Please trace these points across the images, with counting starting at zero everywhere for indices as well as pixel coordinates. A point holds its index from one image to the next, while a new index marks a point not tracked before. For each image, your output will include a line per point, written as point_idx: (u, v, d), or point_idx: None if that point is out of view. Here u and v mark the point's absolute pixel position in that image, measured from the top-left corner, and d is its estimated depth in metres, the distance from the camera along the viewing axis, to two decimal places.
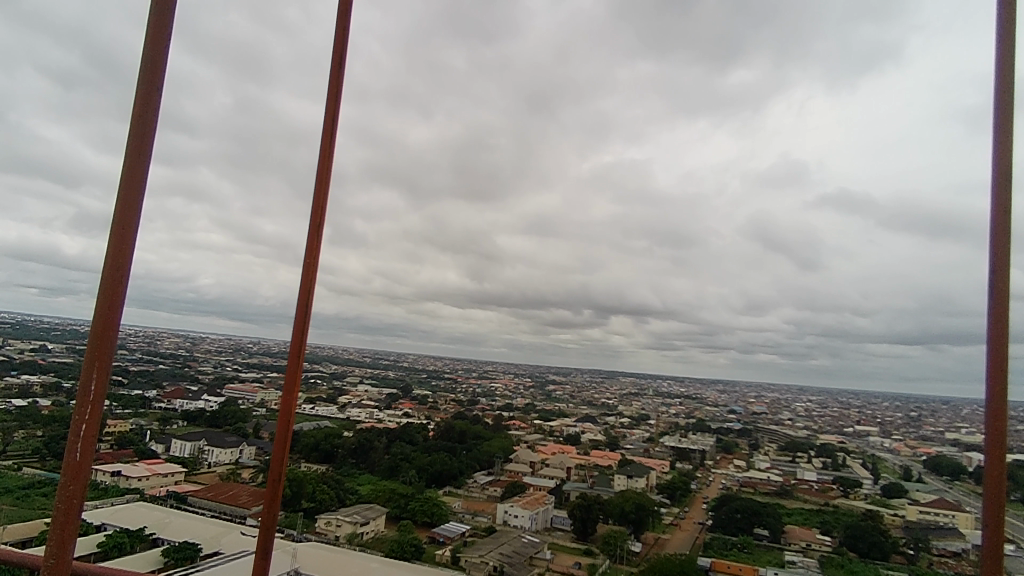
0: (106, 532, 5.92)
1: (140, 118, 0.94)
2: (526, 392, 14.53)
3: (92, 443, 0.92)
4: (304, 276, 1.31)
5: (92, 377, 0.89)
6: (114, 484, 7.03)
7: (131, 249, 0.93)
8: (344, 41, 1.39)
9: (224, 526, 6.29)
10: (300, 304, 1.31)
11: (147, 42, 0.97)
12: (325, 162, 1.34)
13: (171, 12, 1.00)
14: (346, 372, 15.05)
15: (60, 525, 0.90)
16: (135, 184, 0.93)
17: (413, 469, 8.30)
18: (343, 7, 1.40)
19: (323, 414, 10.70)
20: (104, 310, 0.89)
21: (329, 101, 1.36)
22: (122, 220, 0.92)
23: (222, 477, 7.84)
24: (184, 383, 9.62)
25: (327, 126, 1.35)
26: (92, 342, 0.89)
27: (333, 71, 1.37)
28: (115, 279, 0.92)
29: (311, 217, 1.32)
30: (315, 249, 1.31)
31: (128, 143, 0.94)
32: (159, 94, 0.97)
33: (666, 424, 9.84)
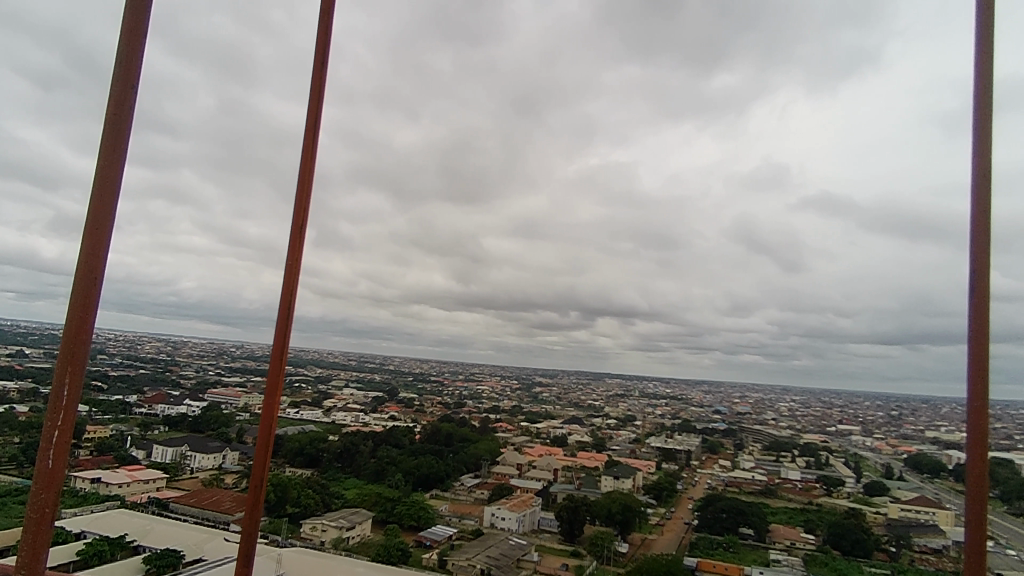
0: (86, 540, 5.78)
1: (114, 116, 0.93)
2: (513, 394, 14.50)
3: (66, 449, 0.90)
4: (286, 277, 1.29)
5: (65, 382, 0.87)
6: (93, 492, 6.89)
7: (105, 251, 0.91)
8: (327, 39, 1.38)
9: (206, 533, 6.21)
10: (282, 305, 1.29)
11: (123, 39, 0.95)
12: (308, 162, 1.33)
13: (148, 8, 0.99)
14: (331, 376, 14.93)
15: (32, 535, 0.88)
16: (109, 186, 0.91)
17: (399, 473, 8.26)
18: (326, 4, 1.39)
19: (307, 418, 10.60)
20: (77, 312, 0.88)
21: (311, 99, 1.35)
22: (96, 222, 0.90)
23: (205, 482, 7.76)
24: (166, 388, 9.50)
25: (310, 124, 1.34)
26: (64, 347, 0.87)
27: (316, 70, 1.36)
28: (90, 281, 0.90)
29: (293, 217, 1.30)
30: (297, 250, 1.30)
31: (102, 142, 0.92)
32: (135, 91, 0.96)
33: (652, 425, 9.87)
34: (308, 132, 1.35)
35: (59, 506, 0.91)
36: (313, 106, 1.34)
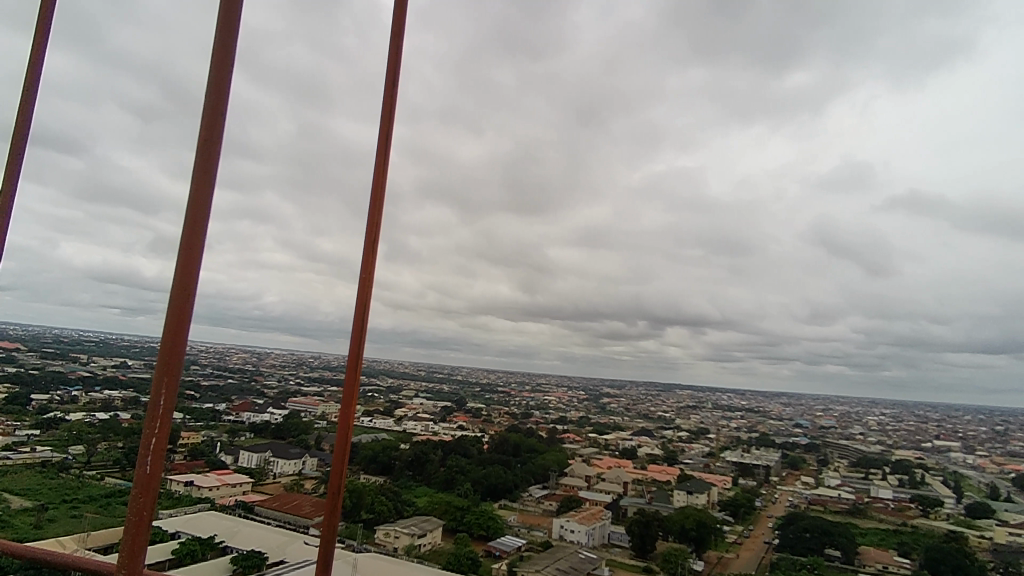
0: (180, 539, 6.16)
1: (206, 142, 1.01)
2: (580, 405, 14.35)
3: (162, 454, 0.98)
4: (360, 291, 1.35)
5: (161, 391, 0.96)
6: (187, 494, 7.39)
7: (196, 268, 1.00)
8: (397, 61, 1.45)
9: (287, 536, 6.52)
10: (356, 317, 1.35)
11: (213, 70, 1.04)
12: (380, 179, 1.40)
13: (234, 40, 1.07)
14: (402, 386, 15.35)
15: (132, 534, 0.96)
16: (201, 207, 1.00)
17: (469, 483, 8.36)
18: (396, 28, 1.47)
19: (380, 427, 10.97)
20: (173, 326, 0.96)
21: (383, 119, 1.41)
22: (189, 243, 0.99)
23: (287, 487, 8.10)
24: (251, 397, 10.08)
25: (381, 141, 1.40)
26: (161, 359, 0.96)
27: (387, 90, 1.43)
28: (184, 295, 0.99)
29: (366, 233, 1.37)
30: (370, 265, 1.36)
31: (195, 166, 1.01)
32: (223, 118, 1.04)
33: (727, 438, 9.49)
34: (380, 152, 1.42)
35: (156, 508, 0.99)
36: (383, 125, 1.40)
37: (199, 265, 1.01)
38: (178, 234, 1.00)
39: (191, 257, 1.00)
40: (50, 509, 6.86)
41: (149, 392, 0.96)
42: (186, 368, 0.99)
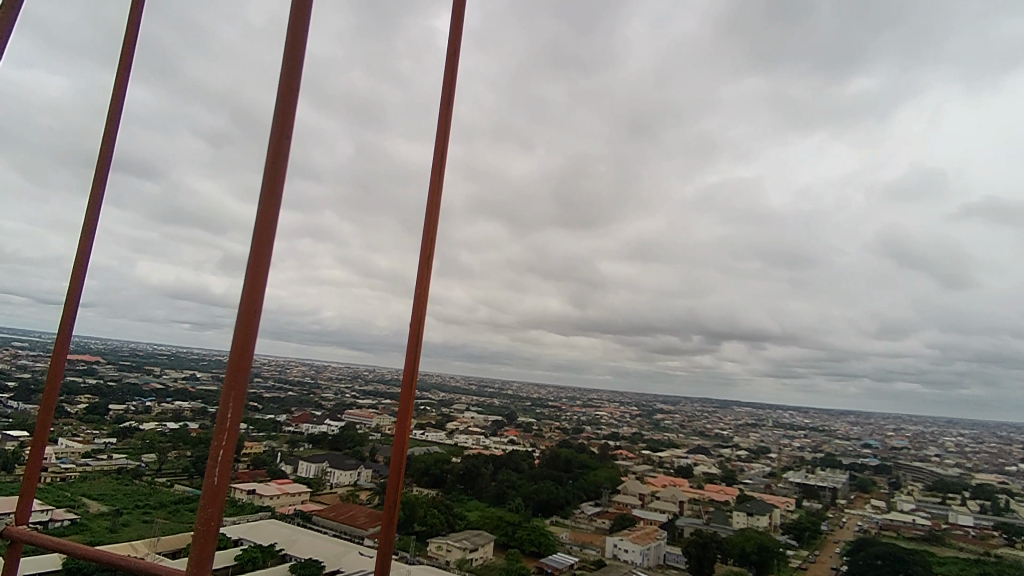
0: (242, 547, 6.36)
1: (273, 163, 1.07)
2: (633, 421, 14.05)
3: (229, 466, 1.03)
4: (415, 306, 1.40)
5: (229, 406, 1.01)
6: (250, 503, 7.66)
7: (262, 288, 1.05)
8: (452, 80, 1.50)
9: (343, 546, 6.66)
10: (412, 331, 1.39)
11: (280, 96, 1.09)
12: (435, 198, 1.44)
13: (300, 64, 1.12)
14: (454, 400, 15.54)
15: (201, 542, 1.02)
16: (267, 229, 1.05)
17: (520, 498, 8.34)
18: (451, 48, 1.52)
19: (432, 440, 11.14)
20: (241, 340, 1.01)
21: (438, 138, 1.46)
22: (256, 264, 1.05)
23: (342, 497, 8.32)
24: (309, 408, 10.44)
25: (436, 160, 1.45)
26: (230, 374, 1.01)
27: (443, 109, 1.48)
28: (251, 313, 1.04)
29: (422, 249, 1.41)
30: (424, 281, 1.40)
31: (263, 190, 1.06)
32: (288, 140, 1.09)
33: (789, 458, 9.06)
34: (435, 169, 1.46)
35: (222, 519, 1.04)
36: (439, 145, 1.45)
37: (265, 284, 1.06)
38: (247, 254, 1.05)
39: (259, 277, 1.05)
40: (125, 514, 7.31)
41: (218, 407, 1.01)
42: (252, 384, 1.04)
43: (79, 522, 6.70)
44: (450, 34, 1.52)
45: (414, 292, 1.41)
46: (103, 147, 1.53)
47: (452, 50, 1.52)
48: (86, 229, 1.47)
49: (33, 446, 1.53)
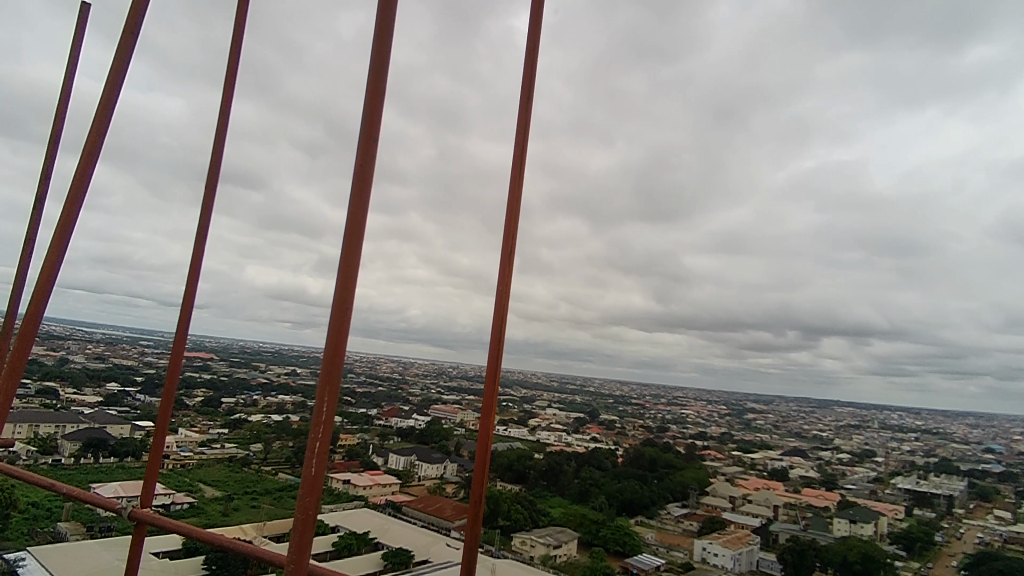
0: (338, 533, 6.76)
1: (362, 162, 1.09)
2: (722, 420, 13.50)
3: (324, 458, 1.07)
4: (497, 302, 1.42)
5: (324, 400, 1.04)
6: (345, 492, 8.12)
7: (353, 284, 1.07)
8: (532, 77, 1.52)
9: (431, 537, 6.94)
10: (495, 326, 1.42)
11: (368, 98, 1.12)
12: (516, 196, 1.46)
13: (386, 66, 1.14)
14: (535, 398, 15.76)
15: (299, 532, 1.05)
16: (357, 229, 1.07)
17: (603, 496, 8.32)
18: (531, 44, 1.53)
19: (514, 436, 11.35)
20: (334, 336, 1.04)
21: (519, 134, 1.48)
22: (347, 264, 1.07)
23: (430, 490, 8.58)
24: (398, 403, 11.46)
25: (517, 157, 1.47)
26: (324, 370, 1.04)
27: (522, 106, 1.50)
28: (343, 309, 1.07)
29: (504, 245, 1.44)
30: (507, 278, 1.42)
31: (352, 192, 1.09)
32: (376, 142, 1.11)
33: (899, 463, 8.30)
34: (516, 166, 1.48)
35: (319, 510, 1.07)
36: (519, 143, 1.47)
37: (356, 281, 1.08)
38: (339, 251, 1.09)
39: (350, 273, 1.07)
40: (235, 499, 7.71)
41: (314, 400, 1.05)
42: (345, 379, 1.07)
43: (197, 506, 7.29)
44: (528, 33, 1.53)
45: (497, 289, 1.43)
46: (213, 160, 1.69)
47: (531, 48, 1.53)
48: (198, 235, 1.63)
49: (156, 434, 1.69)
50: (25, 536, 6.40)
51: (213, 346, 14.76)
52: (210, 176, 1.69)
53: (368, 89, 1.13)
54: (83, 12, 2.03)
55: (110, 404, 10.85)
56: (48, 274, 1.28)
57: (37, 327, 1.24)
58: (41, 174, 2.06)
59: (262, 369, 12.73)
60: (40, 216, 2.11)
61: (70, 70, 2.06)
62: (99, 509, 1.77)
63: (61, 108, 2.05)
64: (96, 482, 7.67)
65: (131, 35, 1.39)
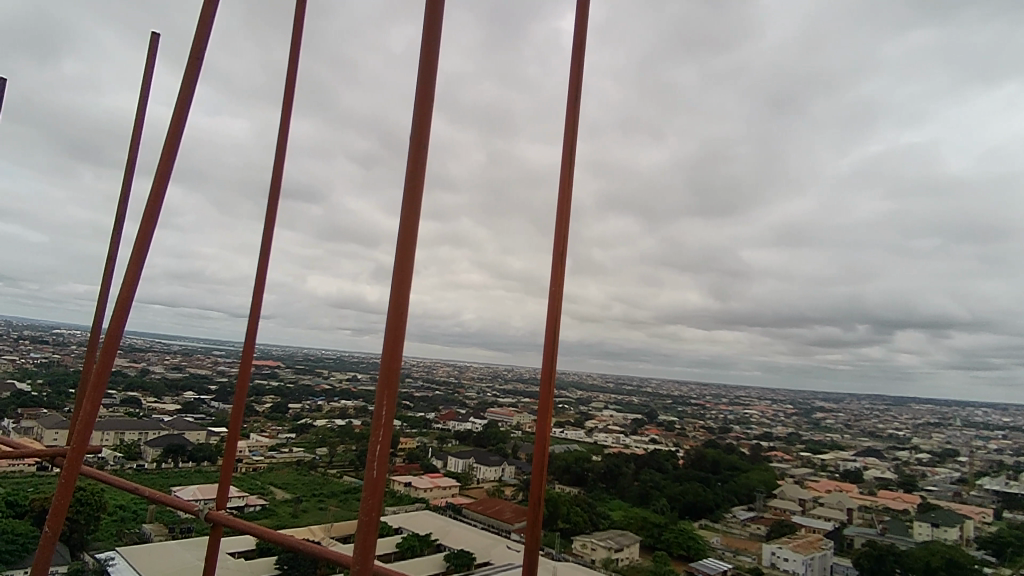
0: (401, 534, 6.89)
1: (413, 169, 1.11)
2: (788, 420, 12.96)
3: (387, 458, 1.07)
4: (551, 302, 1.42)
5: (383, 403, 1.05)
6: (407, 494, 8.27)
7: (408, 289, 1.08)
8: (579, 75, 1.51)
9: (493, 539, 7.02)
10: (548, 327, 1.41)
11: (417, 106, 1.14)
12: (565, 195, 1.45)
13: (433, 73, 1.16)
14: (591, 400, 15.67)
15: (364, 534, 1.06)
16: (410, 236, 1.09)
17: (664, 499, 8.19)
18: (577, 42, 1.52)
19: (571, 438, 11.33)
20: (392, 339, 1.05)
21: (567, 135, 1.48)
22: (402, 269, 1.08)
23: (489, 492, 8.62)
24: (455, 407, 11.76)
25: (566, 156, 1.47)
26: (383, 373, 1.06)
27: (570, 105, 1.49)
28: (399, 313, 1.08)
29: (555, 246, 1.43)
30: (559, 278, 1.41)
31: (404, 199, 1.11)
32: (426, 148, 1.13)
33: (984, 462, 7.70)
34: (565, 168, 1.48)
35: (382, 512, 1.07)
36: (567, 143, 1.46)
37: (411, 284, 1.09)
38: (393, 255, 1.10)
39: (404, 278, 1.09)
40: (303, 501, 7.96)
41: (374, 403, 1.05)
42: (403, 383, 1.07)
43: (268, 508, 7.60)
44: (575, 32, 1.52)
45: (549, 290, 1.43)
46: (275, 174, 1.76)
47: (578, 46, 1.52)
48: (264, 248, 1.71)
49: (230, 438, 1.77)
50: (114, 536, 6.85)
51: (279, 355, 15.45)
52: (273, 191, 1.77)
53: (417, 96, 1.15)
54: (153, 42, 2.16)
55: (187, 412, 11.48)
56: (128, 290, 1.37)
57: (120, 337, 1.33)
58: (119, 196, 2.21)
59: (325, 377, 13.25)
60: (120, 236, 2.26)
61: (143, 97, 2.20)
62: (178, 510, 1.86)
63: (136, 133, 2.19)
64: (177, 485, 8.14)
65: (196, 60, 1.47)
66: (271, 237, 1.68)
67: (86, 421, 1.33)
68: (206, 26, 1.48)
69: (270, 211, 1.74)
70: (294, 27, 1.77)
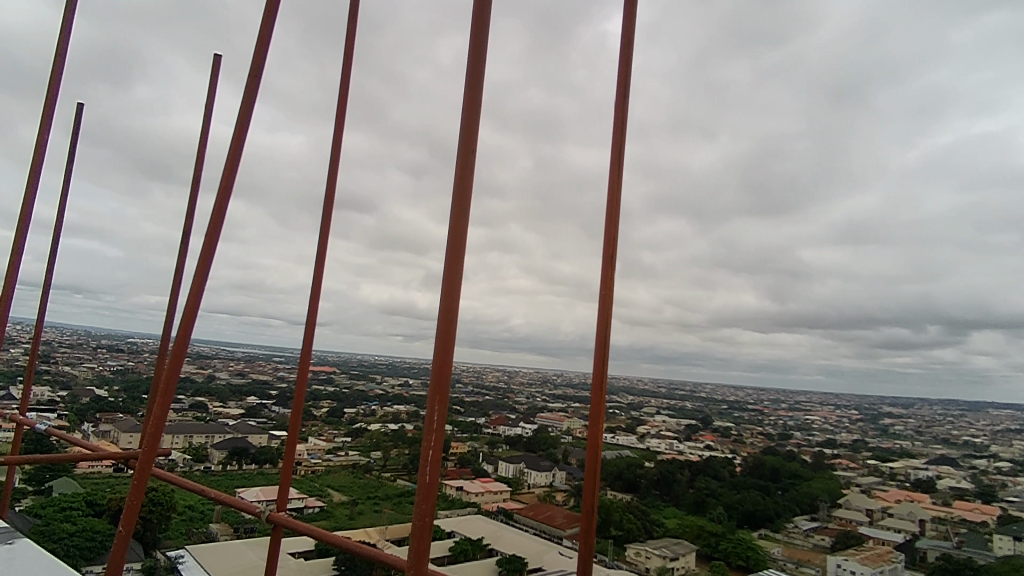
0: (454, 539, 6.96)
1: (462, 174, 1.13)
2: (853, 427, 12.34)
3: (438, 464, 1.07)
4: (601, 306, 1.40)
5: (434, 409, 1.05)
6: (459, 498, 8.37)
7: (458, 296, 1.09)
8: (627, 75, 1.50)
9: (544, 545, 6.98)
10: (599, 332, 1.39)
11: (465, 113, 1.16)
12: (614, 199, 1.44)
13: (480, 81, 1.17)
14: (643, 405, 15.42)
15: (417, 538, 1.05)
16: (459, 242, 1.10)
17: (721, 507, 7.99)
18: (624, 43, 1.51)
19: (623, 444, 11.18)
20: (442, 344, 1.06)
21: (615, 137, 1.46)
22: (451, 276, 1.10)
23: (540, 498, 8.57)
24: (505, 412, 11.88)
25: (614, 159, 1.45)
26: (434, 378, 1.06)
27: (618, 107, 1.48)
28: (449, 318, 1.09)
29: (605, 250, 1.42)
30: (609, 282, 1.40)
31: (453, 206, 1.12)
32: (473, 154, 1.14)
33: None
34: (614, 171, 1.46)
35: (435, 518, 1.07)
36: (616, 146, 1.45)
37: (460, 290, 1.10)
38: (442, 261, 1.12)
39: (453, 285, 1.10)
40: (359, 503, 8.12)
41: (425, 408, 1.06)
42: (454, 389, 1.07)
43: (326, 510, 7.80)
44: (622, 35, 1.51)
45: (599, 293, 1.41)
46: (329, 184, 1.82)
47: (625, 48, 1.51)
48: (320, 257, 1.76)
49: (288, 443, 1.82)
50: (184, 535, 7.21)
51: (334, 361, 15.93)
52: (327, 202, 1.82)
53: (464, 104, 1.17)
54: (216, 62, 2.27)
55: (250, 416, 11.96)
56: (193, 300, 1.44)
57: (187, 344, 1.39)
58: (186, 211, 2.33)
59: (379, 383, 13.58)
60: (188, 248, 2.38)
61: (207, 116, 2.32)
62: (241, 511, 1.93)
63: (202, 151, 2.32)
64: (241, 487, 8.49)
65: (255, 77, 1.54)
66: (326, 246, 1.74)
67: (155, 425, 1.40)
68: (264, 46, 1.55)
69: (325, 221, 1.80)
70: (347, 42, 1.83)
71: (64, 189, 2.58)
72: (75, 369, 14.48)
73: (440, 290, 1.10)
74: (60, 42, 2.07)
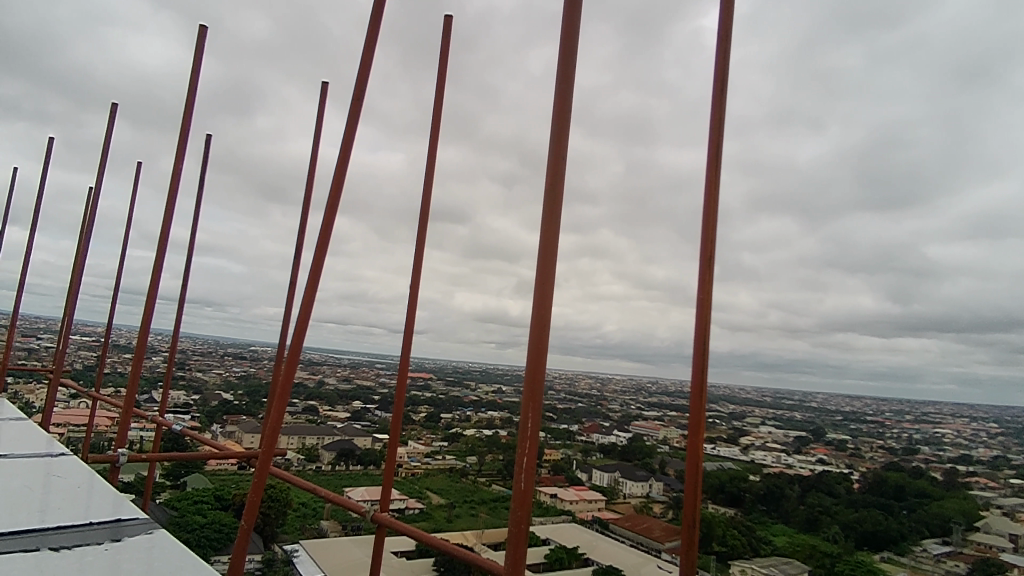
0: (549, 546, 6.93)
1: (554, 182, 1.14)
2: (993, 441, 10.95)
3: (533, 469, 1.07)
4: (699, 312, 1.36)
5: (529, 416, 1.06)
6: (554, 505, 8.35)
7: (550, 303, 1.09)
8: (724, 75, 1.44)
9: (643, 558, 6.79)
10: (697, 337, 1.35)
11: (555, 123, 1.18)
12: (711, 201, 1.39)
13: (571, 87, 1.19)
14: (746, 415, 14.68)
15: (514, 544, 1.06)
16: (550, 251, 1.11)
17: (836, 526, 7.48)
18: (719, 38, 1.46)
19: (725, 455, 10.71)
20: (536, 350, 1.07)
21: (712, 136, 1.41)
22: (543, 283, 1.11)
23: (636, 508, 8.36)
24: (599, 420, 11.77)
25: (712, 159, 1.40)
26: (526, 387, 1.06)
27: (714, 105, 1.43)
28: (541, 325, 1.10)
29: (700, 255, 1.37)
30: (707, 285, 1.35)
31: (544, 215, 1.13)
32: (565, 163, 1.15)
33: None
34: (711, 173, 1.41)
35: (530, 525, 1.07)
36: (712, 145, 1.40)
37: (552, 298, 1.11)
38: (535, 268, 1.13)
39: (546, 291, 1.11)
40: (457, 506, 8.27)
41: (521, 414, 1.07)
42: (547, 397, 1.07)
43: (425, 511, 8.06)
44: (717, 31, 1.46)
45: (697, 298, 1.37)
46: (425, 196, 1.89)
47: (721, 44, 1.46)
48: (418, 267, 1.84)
49: (391, 445, 1.91)
50: (298, 530, 7.75)
51: (432, 368, 16.50)
52: (423, 215, 1.90)
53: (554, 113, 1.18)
54: (324, 89, 2.44)
55: (355, 419, 12.67)
56: (305, 310, 1.55)
57: (299, 352, 1.50)
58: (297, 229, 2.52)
59: (474, 390, 13.92)
60: (300, 262, 2.58)
61: (316, 139, 2.51)
62: (348, 509, 2.05)
63: (311, 171, 2.50)
64: (348, 487, 9.00)
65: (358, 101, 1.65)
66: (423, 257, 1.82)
67: (273, 426, 1.52)
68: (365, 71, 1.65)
69: (422, 233, 1.88)
70: (442, 60, 1.91)
71: (195, 214, 2.88)
72: (206, 376, 16.06)
73: (532, 296, 1.11)
74: (190, 82, 2.32)
